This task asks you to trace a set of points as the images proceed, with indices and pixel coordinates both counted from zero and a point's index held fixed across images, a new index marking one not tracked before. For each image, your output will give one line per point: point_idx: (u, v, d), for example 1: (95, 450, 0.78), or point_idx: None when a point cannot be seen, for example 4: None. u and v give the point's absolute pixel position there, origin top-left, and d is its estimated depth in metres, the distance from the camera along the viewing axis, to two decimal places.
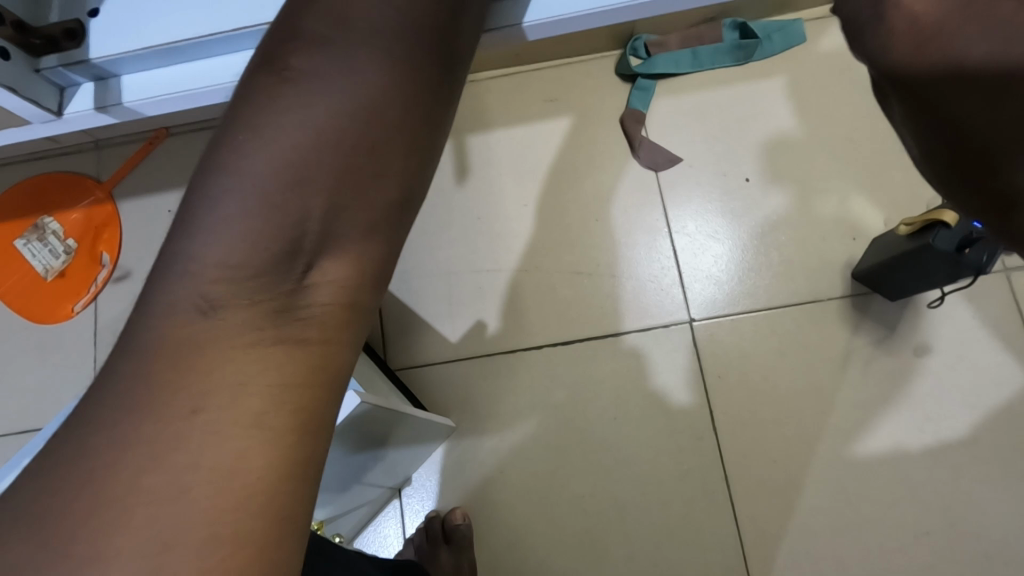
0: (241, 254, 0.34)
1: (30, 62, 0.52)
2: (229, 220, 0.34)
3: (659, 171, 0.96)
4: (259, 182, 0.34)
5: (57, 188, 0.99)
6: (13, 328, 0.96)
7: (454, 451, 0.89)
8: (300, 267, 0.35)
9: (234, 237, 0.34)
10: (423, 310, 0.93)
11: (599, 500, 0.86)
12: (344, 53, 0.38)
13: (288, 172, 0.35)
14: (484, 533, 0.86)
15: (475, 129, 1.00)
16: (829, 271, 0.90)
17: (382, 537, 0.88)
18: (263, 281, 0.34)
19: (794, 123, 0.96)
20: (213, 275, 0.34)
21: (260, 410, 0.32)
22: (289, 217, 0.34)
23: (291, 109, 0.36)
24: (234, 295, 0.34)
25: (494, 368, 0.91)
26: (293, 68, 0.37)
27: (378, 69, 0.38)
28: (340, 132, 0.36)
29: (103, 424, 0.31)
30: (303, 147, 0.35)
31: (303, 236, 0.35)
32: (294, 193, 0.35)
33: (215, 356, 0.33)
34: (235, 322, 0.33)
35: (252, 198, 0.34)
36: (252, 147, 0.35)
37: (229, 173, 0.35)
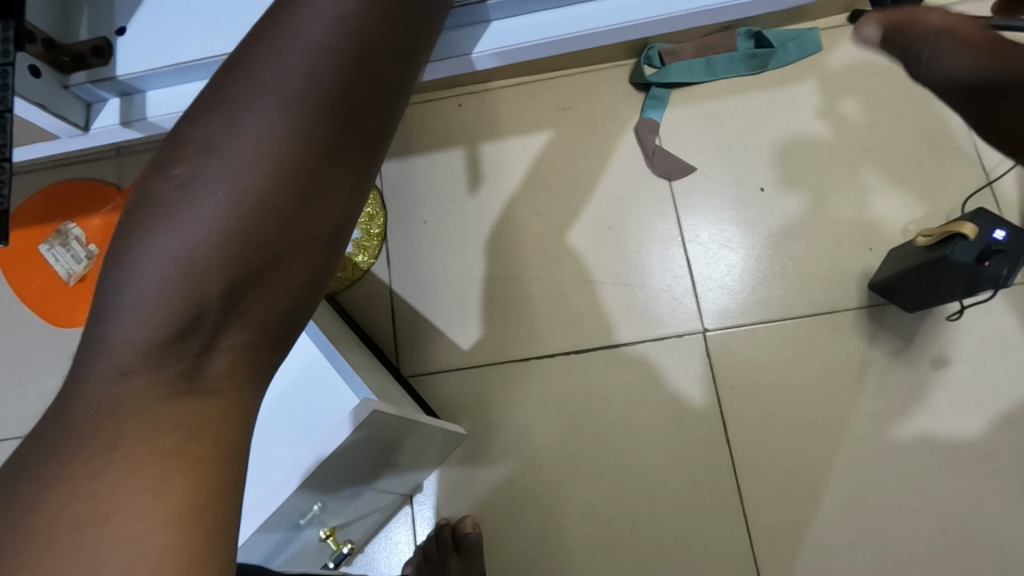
0: (144, 332, 0.32)
1: (59, 79, 0.53)
2: (133, 310, 0.32)
3: (673, 180, 0.96)
4: (157, 264, 0.31)
5: (76, 196, 1.02)
6: (36, 333, 0.98)
7: (465, 458, 0.89)
8: (201, 337, 0.32)
9: (137, 317, 0.32)
10: (436, 317, 0.94)
11: (610, 508, 0.86)
12: (245, 112, 0.33)
13: (181, 259, 0.31)
14: (493, 541, 0.86)
15: (488, 137, 1.00)
16: (845, 282, 0.90)
17: (393, 543, 0.88)
18: (169, 349, 0.32)
19: (810, 129, 0.95)
20: (124, 347, 0.32)
21: (179, 441, 0.32)
22: (183, 298, 0.31)
23: (193, 184, 0.32)
24: (141, 362, 0.32)
25: (505, 376, 0.91)
26: (200, 133, 0.33)
27: (281, 128, 0.32)
28: (232, 206, 0.32)
29: (31, 466, 0.32)
30: (195, 230, 0.31)
31: (202, 314, 0.32)
32: (188, 277, 0.31)
33: (126, 408, 0.32)
34: (145, 389, 0.32)
35: (152, 279, 0.31)
36: (146, 236, 0.32)
37: (130, 252, 0.32)
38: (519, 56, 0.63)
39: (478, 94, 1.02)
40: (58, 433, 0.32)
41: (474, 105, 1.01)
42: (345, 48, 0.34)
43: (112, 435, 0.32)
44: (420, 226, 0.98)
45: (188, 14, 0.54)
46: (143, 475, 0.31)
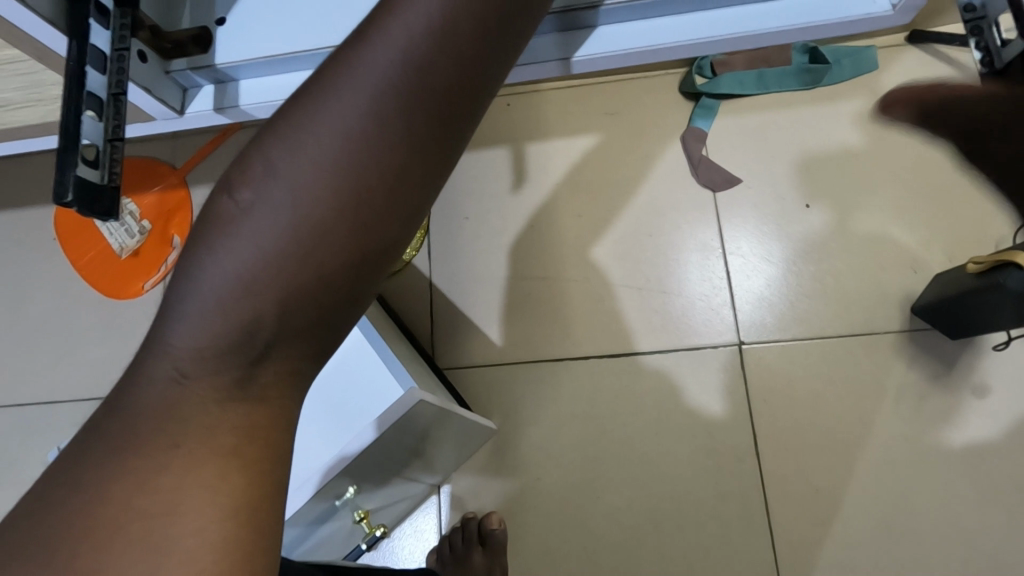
0: (204, 339, 0.33)
1: (162, 65, 0.56)
2: (196, 318, 0.34)
3: (717, 191, 0.95)
4: (218, 280, 0.33)
5: (133, 173, 1.05)
6: (89, 302, 1.01)
7: (494, 453, 0.90)
8: (253, 351, 0.34)
9: (198, 326, 0.33)
10: (473, 312, 0.95)
11: (635, 513, 0.86)
12: (310, 143, 0.33)
13: (242, 279, 0.33)
14: (519, 537, 0.87)
15: (534, 138, 1.01)
16: (887, 303, 0.89)
17: (419, 530, 0.89)
18: (222, 357, 0.34)
19: (861, 147, 0.95)
20: (183, 352, 0.34)
21: (236, 440, 0.34)
22: (240, 316, 0.33)
23: (254, 209, 0.33)
24: (200, 367, 0.34)
25: (538, 375, 0.92)
26: (267, 157, 0.33)
27: (342, 162, 0.32)
28: (290, 233, 0.32)
29: (93, 457, 0.33)
30: (256, 253, 0.32)
31: (255, 329, 0.33)
32: (246, 296, 0.33)
33: (189, 405, 0.34)
34: (204, 392, 0.34)
35: (213, 294, 0.33)
36: (208, 257, 0.33)
37: (196, 267, 0.33)
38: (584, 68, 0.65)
39: (527, 94, 1.03)
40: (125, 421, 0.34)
41: (522, 105, 1.02)
42: (414, 84, 0.33)
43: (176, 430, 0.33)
44: (462, 222, 0.99)
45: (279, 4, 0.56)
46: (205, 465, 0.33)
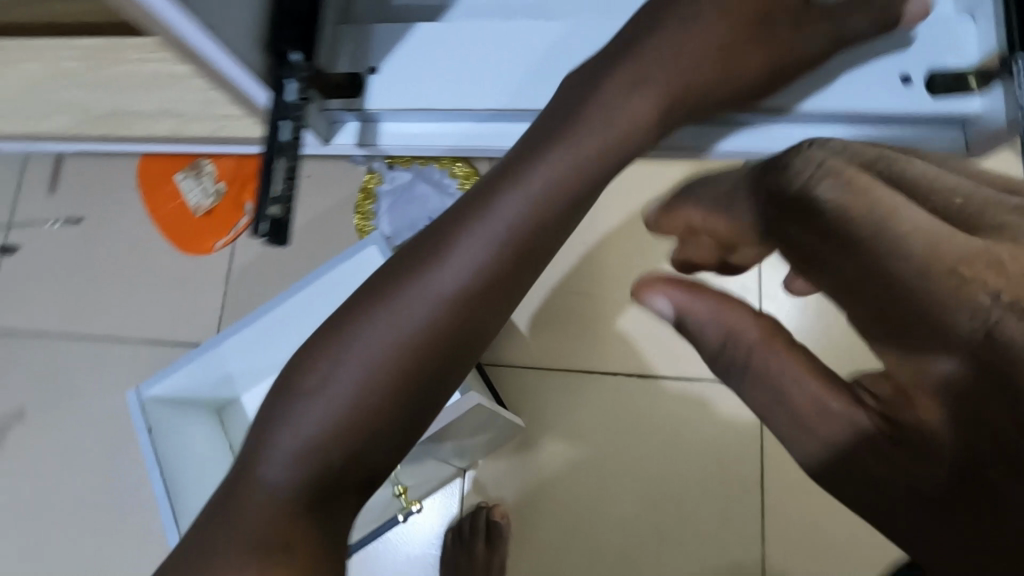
0: (292, 465, 0.47)
1: (319, 103, 0.71)
2: (309, 425, 0.48)
3: None
4: (312, 424, 0.48)
5: None
6: (162, 253, 1.09)
7: (519, 448, 0.97)
8: (328, 476, 0.47)
9: (288, 454, 0.47)
10: (516, 315, 1.02)
11: (642, 522, 0.94)
12: (383, 331, 0.50)
13: (324, 424, 0.48)
14: (533, 527, 0.95)
15: None
16: None
17: (442, 507, 0.98)
18: (305, 479, 0.47)
19: None
20: (276, 470, 0.47)
21: (306, 526, 0.46)
22: (321, 451, 0.47)
23: (337, 370, 0.49)
24: (287, 483, 0.47)
25: (569, 382, 0.99)
26: (352, 334, 0.50)
27: (404, 344, 0.49)
28: (360, 394, 0.48)
29: (222, 529, 0.47)
30: (338, 405, 0.48)
31: (331, 462, 0.47)
32: (331, 438, 0.47)
33: (279, 507, 0.46)
34: (286, 501, 0.46)
35: (303, 429, 0.48)
36: (299, 404, 0.49)
37: (293, 407, 0.49)
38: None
39: None
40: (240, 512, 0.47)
41: None
42: (460, 294, 0.51)
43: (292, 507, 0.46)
44: None
45: (424, 63, 0.71)
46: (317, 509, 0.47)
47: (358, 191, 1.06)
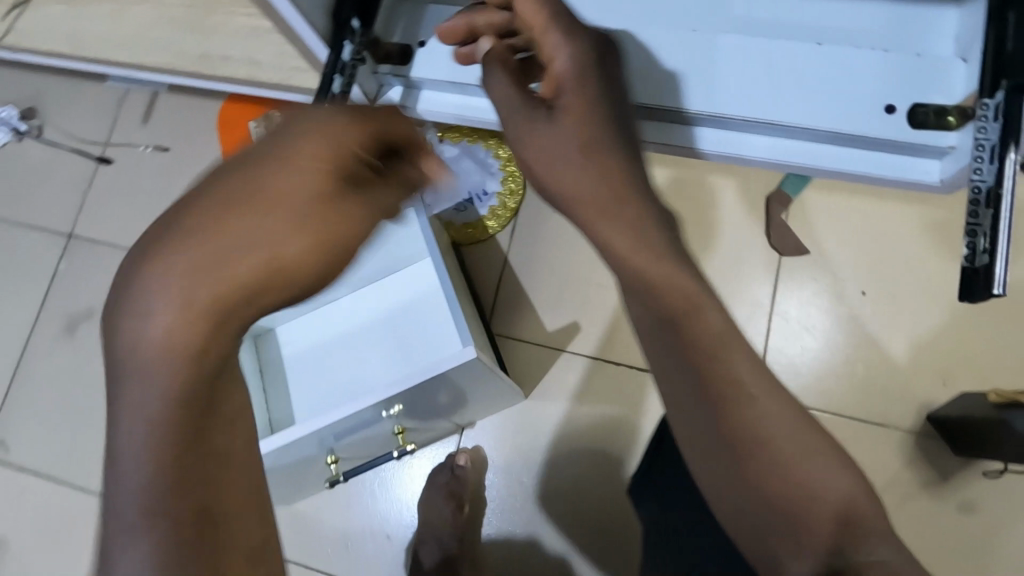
0: (139, 522, 0.38)
1: (371, 65, 0.66)
2: (134, 476, 0.39)
3: (784, 255, 1.02)
4: (137, 476, 0.39)
5: None
6: None
7: (515, 418, 1.04)
8: (177, 504, 0.39)
9: (128, 513, 0.39)
10: (533, 295, 1.06)
11: (619, 508, 0.99)
12: (173, 343, 0.40)
13: (150, 465, 0.39)
14: (517, 493, 1.01)
15: None
16: (905, 404, 0.95)
17: (436, 458, 1.05)
18: (162, 525, 0.38)
19: (934, 256, 0.98)
20: (125, 538, 0.38)
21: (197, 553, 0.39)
22: (165, 489, 0.39)
23: (136, 414, 0.39)
24: (144, 537, 0.38)
25: (574, 366, 1.03)
26: (138, 373, 0.40)
27: (194, 333, 0.40)
28: (166, 416, 0.39)
29: None
30: (147, 443, 0.39)
31: (177, 487, 0.39)
32: (166, 474, 0.39)
33: (143, 568, 0.38)
34: (147, 555, 0.38)
35: (133, 486, 0.39)
36: (118, 470, 0.39)
37: (112, 476, 0.39)
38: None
39: None
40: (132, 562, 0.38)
41: None
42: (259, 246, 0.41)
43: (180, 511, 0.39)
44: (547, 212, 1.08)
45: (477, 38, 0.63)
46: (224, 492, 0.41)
47: None
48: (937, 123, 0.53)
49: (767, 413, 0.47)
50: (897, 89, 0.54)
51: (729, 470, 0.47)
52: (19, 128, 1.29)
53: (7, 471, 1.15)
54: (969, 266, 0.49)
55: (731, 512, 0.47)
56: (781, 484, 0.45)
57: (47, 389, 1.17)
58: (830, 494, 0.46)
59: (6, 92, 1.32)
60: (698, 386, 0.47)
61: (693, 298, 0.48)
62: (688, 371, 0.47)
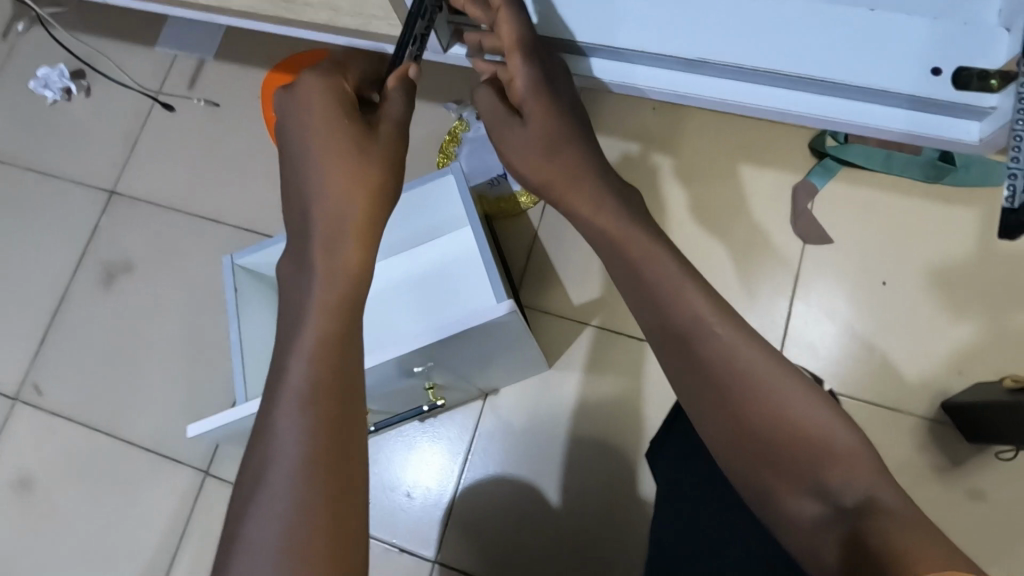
0: (297, 424, 0.47)
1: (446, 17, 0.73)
2: (289, 389, 0.48)
3: (807, 243, 1.05)
4: (293, 385, 0.48)
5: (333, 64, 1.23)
6: (268, 155, 1.24)
7: (538, 387, 1.06)
8: (317, 399, 0.48)
9: (288, 418, 0.47)
10: (562, 269, 1.10)
11: (636, 478, 1.00)
12: (318, 280, 0.53)
13: (305, 375, 0.49)
14: (538, 458, 1.04)
15: (665, 143, 1.13)
16: (920, 391, 0.97)
17: (461, 423, 1.07)
18: (310, 428, 0.47)
19: (955, 250, 1.01)
20: (286, 439, 0.46)
21: (335, 445, 0.47)
22: (313, 392, 0.48)
23: (293, 340, 0.51)
24: (300, 436, 0.46)
25: (597, 339, 1.06)
26: (298, 310, 0.52)
27: (342, 273, 0.53)
28: (317, 335, 0.51)
29: (256, 525, 0.44)
30: (303, 357, 0.50)
31: (321, 387, 0.48)
32: (314, 382, 0.48)
33: (298, 460, 0.45)
34: (300, 452, 0.46)
35: (292, 395, 0.48)
36: (278, 387, 0.49)
37: (276, 394, 0.49)
38: (663, 94, 0.73)
39: (674, 105, 1.14)
40: (277, 506, 0.44)
41: (665, 113, 1.14)
42: (374, 208, 0.56)
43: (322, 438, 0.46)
44: None
45: None
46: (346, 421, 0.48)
47: (445, 134, 1.18)
48: (982, 84, 0.57)
49: (745, 357, 0.51)
50: (944, 48, 0.57)
51: (713, 412, 0.51)
52: (69, 88, 1.33)
53: (37, 414, 1.17)
54: (1005, 207, 0.43)
55: (721, 453, 0.51)
56: (759, 422, 0.49)
57: (82, 338, 1.21)
58: (808, 428, 0.48)
59: (58, 53, 1.37)
60: (676, 343, 0.53)
61: (651, 251, 0.56)
62: (664, 322, 0.54)
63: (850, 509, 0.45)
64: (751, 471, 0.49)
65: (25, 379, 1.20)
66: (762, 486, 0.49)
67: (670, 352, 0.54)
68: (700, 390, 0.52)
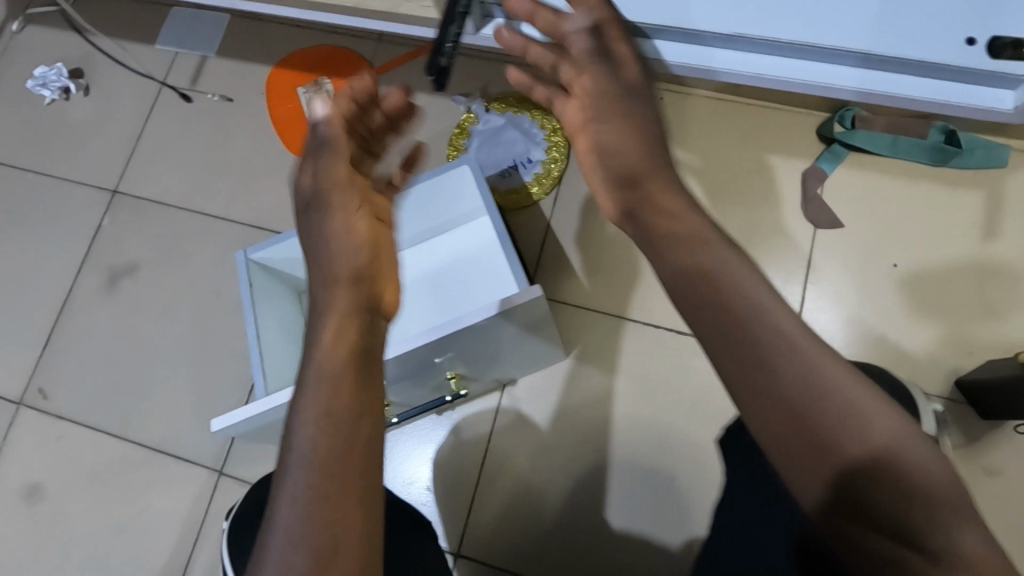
0: (310, 512, 0.42)
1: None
2: (296, 477, 0.44)
3: (818, 228, 1.07)
4: (302, 470, 0.44)
5: (339, 62, 1.25)
6: (275, 151, 1.23)
7: (555, 377, 1.06)
8: (330, 484, 0.43)
9: (297, 505, 0.42)
10: (576, 259, 1.10)
11: (656, 464, 1.00)
12: (328, 348, 0.50)
13: (315, 455, 0.44)
14: (557, 447, 1.03)
15: (674, 132, 1.14)
16: (934, 370, 0.99)
17: (478, 415, 1.07)
18: (324, 518, 0.42)
19: (962, 231, 1.03)
20: (295, 533, 0.41)
21: (351, 532, 0.42)
22: (325, 472, 0.44)
23: (301, 415, 0.47)
24: (312, 528, 0.41)
25: (613, 327, 1.07)
26: (308, 381, 0.48)
27: (353, 338, 0.51)
28: (326, 409, 0.46)
29: None
30: (311, 437, 0.45)
31: (333, 470, 0.44)
32: (326, 463, 0.44)
33: (314, 556, 0.41)
34: (313, 550, 0.41)
35: (300, 481, 0.43)
36: (285, 473, 0.44)
37: (282, 482, 0.44)
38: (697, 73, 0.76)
39: (682, 95, 1.15)
40: None
41: (673, 103, 1.15)
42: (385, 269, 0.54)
43: (334, 468, 0.44)
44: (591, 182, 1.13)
45: None
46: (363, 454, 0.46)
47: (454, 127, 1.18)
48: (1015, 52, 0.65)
49: (805, 343, 0.41)
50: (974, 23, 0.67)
51: (777, 410, 0.40)
52: (67, 87, 1.31)
53: (42, 419, 1.15)
54: None
55: (786, 467, 0.40)
56: (836, 431, 0.39)
57: (87, 340, 1.19)
58: (885, 443, 0.39)
59: (55, 53, 1.35)
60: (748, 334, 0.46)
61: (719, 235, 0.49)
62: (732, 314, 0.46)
63: (929, 551, 0.37)
64: (823, 493, 0.39)
65: (29, 385, 1.17)
66: (839, 513, 0.39)
67: (720, 334, 0.42)
68: (764, 388, 0.40)
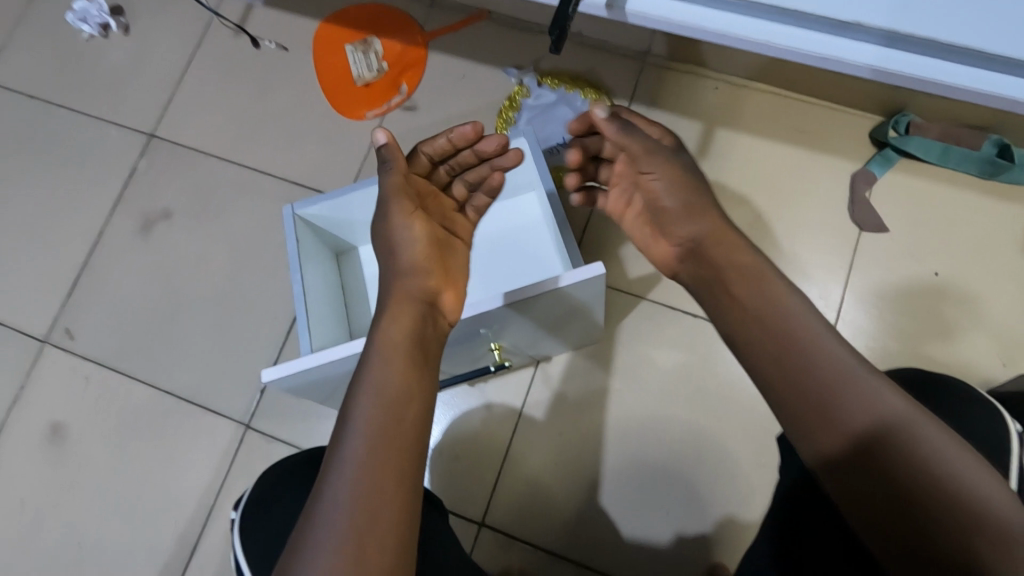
0: (365, 464, 0.47)
1: None
2: (357, 431, 0.49)
3: (863, 231, 1.07)
4: (364, 427, 0.49)
5: (390, 23, 1.22)
6: (319, 108, 1.21)
7: (589, 358, 1.06)
8: (387, 441, 0.49)
9: (357, 458, 0.48)
10: (619, 242, 1.10)
11: (684, 451, 1.01)
12: (396, 330, 0.56)
13: (377, 417, 0.50)
14: (587, 428, 1.04)
15: (726, 123, 1.13)
16: (967, 380, 0.99)
17: (510, 388, 1.07)
18: (379, 470, 0.47)
19: (1006, 246, 1.04)
20: (351, 482, 0.46)
21: (399, 493, 0.47)
22: (383, 432, 0.49)
23: (365, 382, 0.53)
24: (366, 477, 0.47)
25: (652, 312, 1.07)
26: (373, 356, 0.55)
27: (417, 326, 0.57)
28: (390, 377, 0.53)
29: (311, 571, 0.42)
30: (374, 400, 0.51)
31: (393, 432, 0.50)
32: (386, 425, 0.50)
33: (365, 503, 0.45)
34: (363, 496, 0.46)
35: (361, 438, 0.49)
36: (345, 428, 0.50)
37: (342, 436, 0.49)
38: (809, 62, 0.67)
39: (737, 87, 1.14)
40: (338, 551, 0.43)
41: (728, 93, 1.14)
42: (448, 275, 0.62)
43: (385, 436, 0.49)
44: None
45: None
46: (416, 427, 0.51)
47: (504, 100, 1.16)
48: None
49: (805, 327, 0.48)
50: None
51: (786, 376, 0.47)
52: (108, 24, 1.29)
53: (67, 358, 1.14)
54: None
55: (798, 436, 0.46)
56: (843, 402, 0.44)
57: (115, 284, 1.17)
58: (890, 416, 0.42)
59: None
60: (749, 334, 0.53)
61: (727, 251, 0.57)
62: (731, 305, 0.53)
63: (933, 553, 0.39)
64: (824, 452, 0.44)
65: (55, 324, 1.16)
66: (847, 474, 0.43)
67: (737, 323, 0.51)
68: (771, 364, 0.48)
